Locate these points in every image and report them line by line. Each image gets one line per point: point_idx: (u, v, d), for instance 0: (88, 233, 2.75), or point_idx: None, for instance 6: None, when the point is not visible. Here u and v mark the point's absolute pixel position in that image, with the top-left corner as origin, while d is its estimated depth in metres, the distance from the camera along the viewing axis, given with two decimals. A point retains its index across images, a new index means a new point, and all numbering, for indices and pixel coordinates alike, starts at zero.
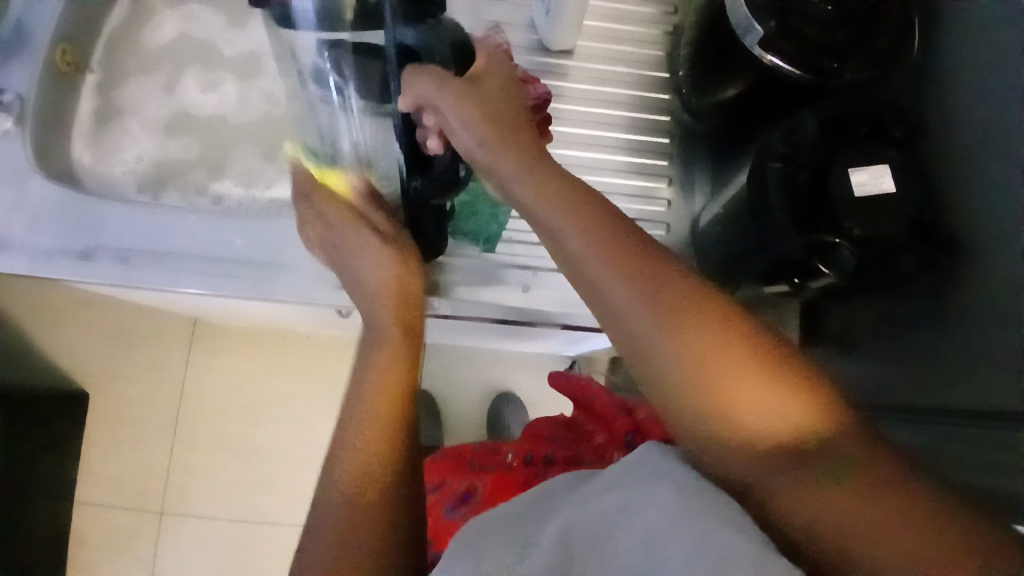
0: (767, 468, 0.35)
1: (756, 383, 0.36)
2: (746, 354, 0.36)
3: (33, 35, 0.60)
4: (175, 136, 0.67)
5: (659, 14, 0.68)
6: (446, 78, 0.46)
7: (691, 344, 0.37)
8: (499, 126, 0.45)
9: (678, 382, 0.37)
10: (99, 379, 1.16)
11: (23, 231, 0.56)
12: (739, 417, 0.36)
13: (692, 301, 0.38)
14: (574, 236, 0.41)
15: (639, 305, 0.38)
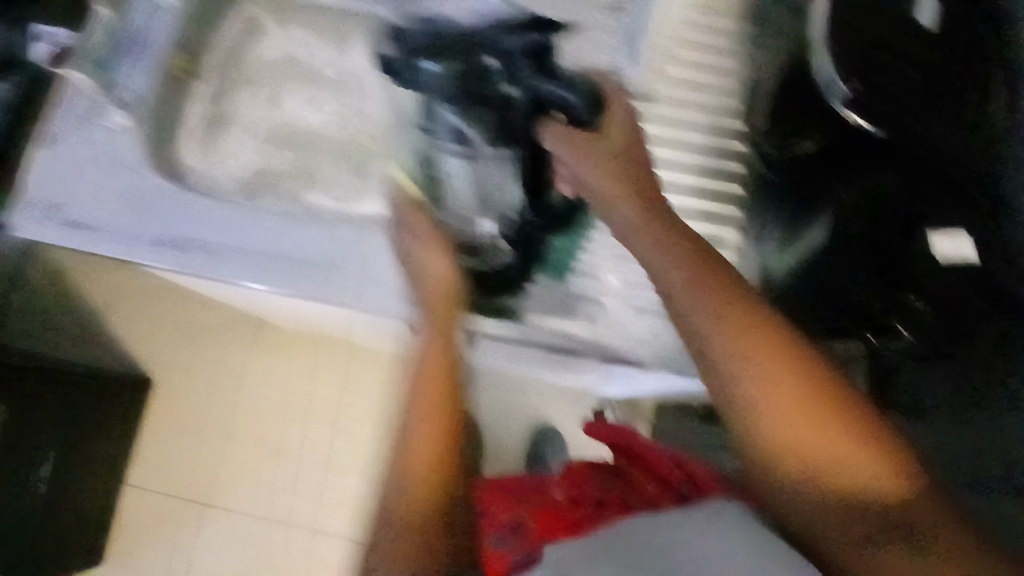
0: (801, 499, 0.37)
1: (827, 437, 0.36)
2: (821, 404, 0.37)
3: (154, 42, 0.65)
4: (275, 149, 0.71)
5: (740, 67, 0.70)
6: (579, 138, 0.50)
7: (743, 370, 0.38)
8: (613, 172, 0.49)
9: (748, 423, 0.38)
10: (162, 371, 1.22)
11: (128, 220, 0.62)
12: (778, 447, 0.37)
13: (761, 337, 0.39)
14: (671, 270, 0.43)
15: (722, 341, 0.40)
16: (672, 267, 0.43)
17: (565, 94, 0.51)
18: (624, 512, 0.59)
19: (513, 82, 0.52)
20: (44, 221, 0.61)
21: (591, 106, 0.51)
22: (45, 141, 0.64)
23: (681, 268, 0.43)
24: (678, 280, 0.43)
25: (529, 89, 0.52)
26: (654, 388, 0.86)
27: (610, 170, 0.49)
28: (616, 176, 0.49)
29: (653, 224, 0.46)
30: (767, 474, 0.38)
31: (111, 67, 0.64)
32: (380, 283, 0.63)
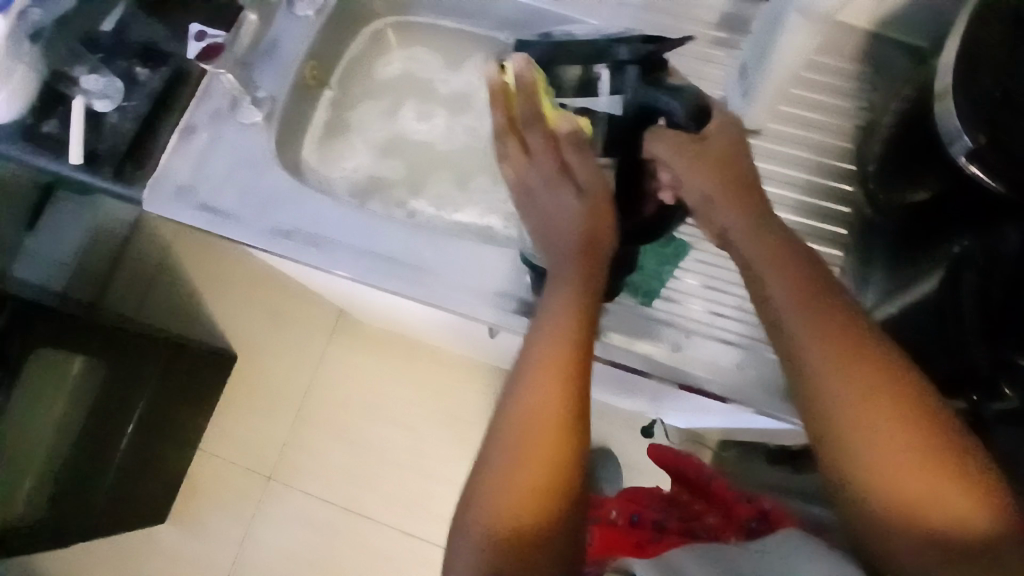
0: (876, 491, 0.43)
1: (909, 449, 0.42)
2: (906, 421, 0.43)
3: (288, 50, 0.72)
4: (388, 159, 0.77)
5: (852, 108, 0.70)
6: (682, 143, 0.56)
7: (837, 383, 0.45)
8: (723, 182, 0.55)
9: (839, 426, 0.45)
10: (252, 348, 1.36)
11: (243, 210, 0.67)
12: (865, 442, 0.43)
13: (859, 359, 0.45)
14: (781, 292, 0.49)
15: (822, 356, 0.46)
16: (771, 267, 0.50)
17: (671, 103, 0.60)
18: (687, 534, 0.65)
19: (625, 89, 0.64)
20: (175, 202, 0.66)
21: (695, 119, 0.59)
22: (181, 131, 0.69)
23: (779, 270, 0.50)
24: (779, 283, 0.49)
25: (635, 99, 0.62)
26: (722, 422, 0.85)
27: (710, 174, 0.55)
28: (733, 188, 0.54)
29: (768, 243, 0.52)
30: (844, 464, 0.44)
31: (255, 71, 0.71)
32: (470, 289, 0.65)
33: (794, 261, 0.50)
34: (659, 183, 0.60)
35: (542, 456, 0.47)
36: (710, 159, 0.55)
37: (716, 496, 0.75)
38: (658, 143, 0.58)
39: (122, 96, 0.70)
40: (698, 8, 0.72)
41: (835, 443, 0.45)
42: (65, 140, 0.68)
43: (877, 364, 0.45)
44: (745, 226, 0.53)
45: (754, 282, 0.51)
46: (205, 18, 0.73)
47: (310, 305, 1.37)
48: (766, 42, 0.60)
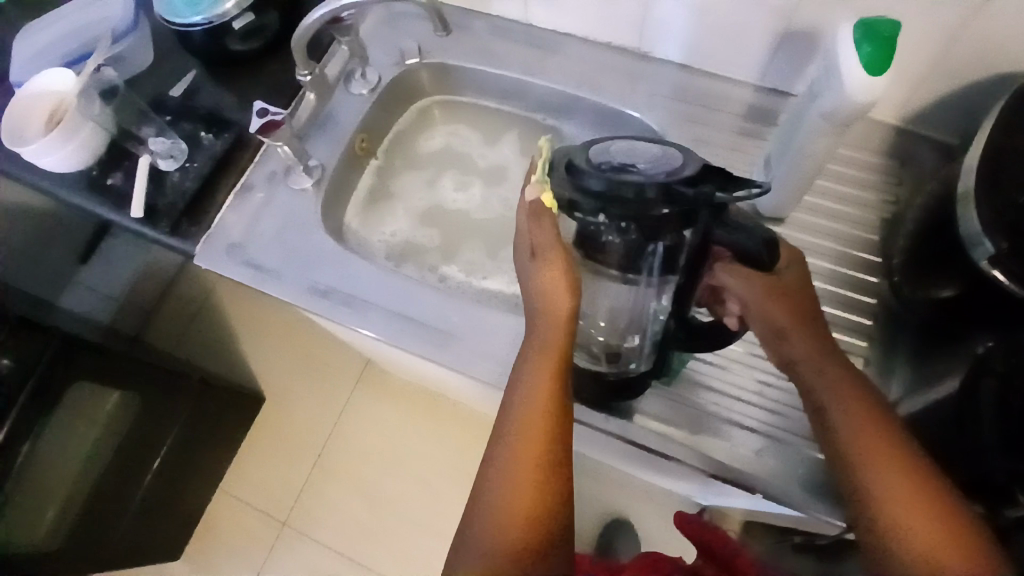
0: (887, 537, 0.47)
1: (914, 504, 0.47)
2: (913, 481, 0.48)
3: (342, 124, 0.78)
4: (425, 226, 0.82)
5: (878, 201, 0.71)
6: (752, 277, 0.58)
7: (856, 439, 0.51)
8: (786, 314, 0.58)
9: (856, 476, 0.50)
10: (280, 391, 1.39)
11: (287, 268, 0.71)
12: (882, 498, 0.48)
13: (874, 424, 0.51)
14: (810, 369, 0.56)
15: (844, 419, 0.52)
16: (807, 360, 0.57)
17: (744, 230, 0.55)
18: None
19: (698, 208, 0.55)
20: (225, 257, 0.71)
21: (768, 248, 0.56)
22: (239, 191, 0.76)
23: (816, 363, 0.56)
24: (813, 371, 0.56)
25: (705, 228, 0.50)
26: (740, 505, 0.84)
27: (778, 309, 0.58)
28: (792, 315, 0.58)
29: (809, 343, 0.57)
30: (864, 512, 0.49)
31: (310, 141, 0.77)
32: (495, 358, 0.67)
33: (832, 358, 0.56)
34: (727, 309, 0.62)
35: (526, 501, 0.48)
36: (776, 293, 0.59)
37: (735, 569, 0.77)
38: (733, 280, 0.59)
39: (185, 156, 0.75)
40: (728, 99, 0.75)
41: (858, 499, 0.50)
42: (128, 193, 0.74)
43: (889, 431, 0.51)
44: (799, 336, 0.58)
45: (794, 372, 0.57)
46: (268, 90, 0.80)
47: (338, 353, 1.41)
48: (789, 138, 0.63)
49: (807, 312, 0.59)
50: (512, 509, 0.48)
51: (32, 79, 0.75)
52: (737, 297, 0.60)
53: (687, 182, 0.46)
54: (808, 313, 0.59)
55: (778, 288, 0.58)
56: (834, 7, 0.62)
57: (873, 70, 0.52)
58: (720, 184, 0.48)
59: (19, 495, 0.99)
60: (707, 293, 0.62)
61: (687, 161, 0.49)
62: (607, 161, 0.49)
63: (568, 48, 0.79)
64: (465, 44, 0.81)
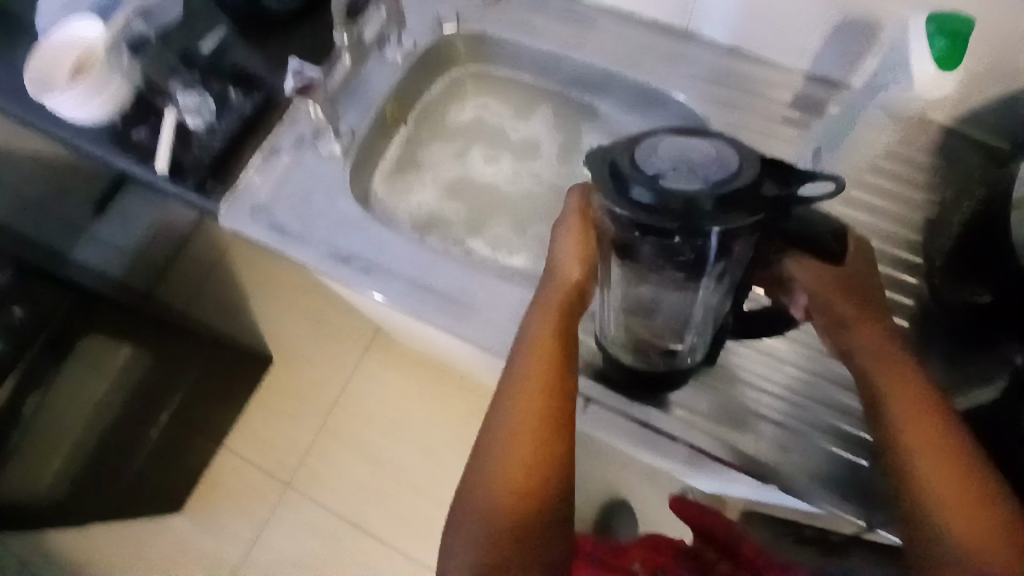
0: (932, 527, 0.48)
1: (964, 499, 0.47)
2: (965, 476, 0.48)
3: (375, 90, 0.76)
4: (452, 199, 0.81)
5: (919, 199, 0.70)
6: (824, 272, 0.53)
7: (913, 430, 0.50)
8: (847, 304, 0.54)
9: (909, 465, 0.50)
10: (289, 354, 1.39)
11: (312, 233, 0.70)
12: (928, 482, 0.49)
13: (933, 417, 0.51)
14: (867, 357, 0.54)
15: (902, 407, 0.51)
16: (867, 347, 0.54)
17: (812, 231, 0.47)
18: None
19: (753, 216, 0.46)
20: (248, 218, 0.70)
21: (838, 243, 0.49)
22: (265, 153, 0.74)
23: (875, 351, 0.54)
24: (870, 358, 0.54)
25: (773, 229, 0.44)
26: (749, 496, 0.84)
27: (841, 301, 0.54)
28: (855, 306, 0.54)
29: (872, 333, 0.54)
30: (911, 500, 0.49)
31: (341, 106, 0.75)
32: (520, 337, 0.67)
33: (892, 345, 0.54)
34: (790, 300, 0.56)
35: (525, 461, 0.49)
36: (841, 286, 0.54)
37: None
38: (799, 274, 0.53)
39: (213, 115, 0.74)
40: (773, 86, 0.73)
41: (904, 482, 0.50)
42: (153, 148, 0.73)
43: (945, 425, 0.50)
44: (862, 327, 0.55)
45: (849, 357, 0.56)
46: (300, 51, 0.78)
47: (349, 321, 1.41)
48: (844, 128, 0.61)
49: (869, 301, 0.55)
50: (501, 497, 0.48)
51: (62, 30, 0.74)
52: (804, 291, 0.54)
53: (752, 188, 0.41)
54: (869, 293, 0.55)
55: (846, 281, 0.54)
56: None
57: (946, 64, 0.51)
58: (783, 183, 0.43)
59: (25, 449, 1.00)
60: (769, 280, 0.56)
61: (743, 163, 0.42)
62: (656, 170, 0.42)
63: (610, 24, 0.77)
64: (503, 14, 0.79)
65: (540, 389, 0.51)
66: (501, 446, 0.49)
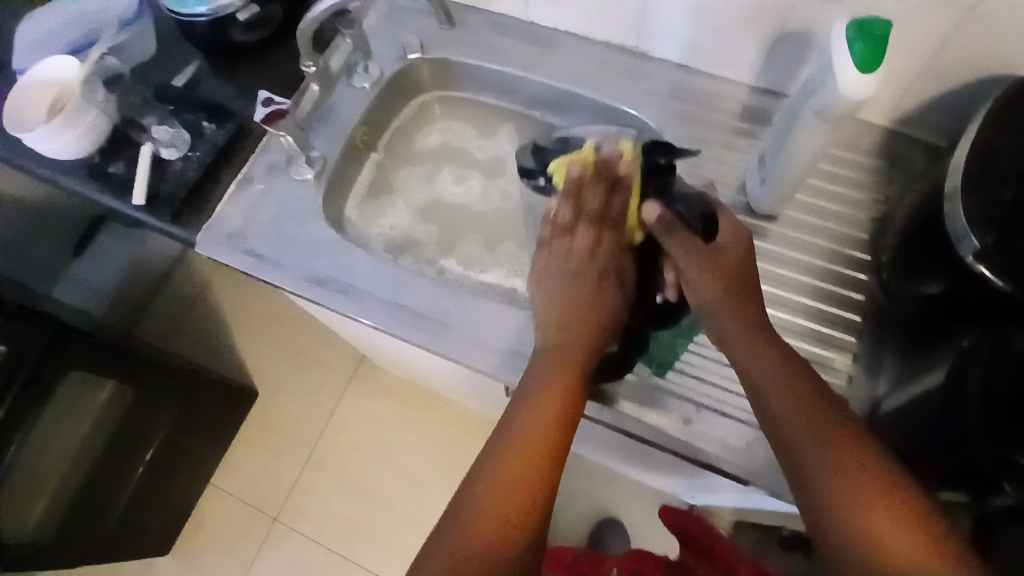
0: (828, 517, 0.48)
1: (854, 482, 0.48)
2: (850, 460, 0.49)
3: (344, 117, 0.79)
4: (424, 222, 0.83)
5: (869, 200, 0.73)
6: (692, 245, 0.61)
7: (795, 422, 0.52)
8: (721, 290, 0.60)
9: (799, 456, 0.51)
10: (272, 386, 1.39)
11: (288, 260, 0.72)
12: (818, 468, 0.50)
13: (813, 409, 0.52)
14: (741, 348, 0.57)
15: (780, 398, 0.54)
16: (738, 342, 0.58)
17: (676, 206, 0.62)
18: None
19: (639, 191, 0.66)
20: (223, 245, 0.72)
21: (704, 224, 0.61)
22: (238, 182, 0.76)
23: (748, 347, 0.57)
24: (746, 356, 0.57)
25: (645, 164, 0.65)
26: (731, 500, 0.86)
27: (714, 284, 0.60)
28: (728, 293, 0.60)
29: (737, 319, 0.59)
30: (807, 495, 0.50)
31: (312, 133, 0.78)
32: (491, 346, 0.68)
33: (764, 340, 0.57)
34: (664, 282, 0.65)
35: (540, 464, 0.53)
36: (714, 266, 0.60)
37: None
38: (673, 247, 0.61)
39: (187, 146, 0.76)
40: (723, 101, 0.77)
41: (797, 479, 0.51)
42: (129, 180, 0.75)
43: (828, 416, 0.52)
44: (723, 304, 0.59)
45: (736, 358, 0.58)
46: (270, 81, 0.81)
47: (332, 348, 1.42)
48: (784, 138, 0.63)
49: (747, 287, 0.61)
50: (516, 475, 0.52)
51: (39, 68, 0.77)
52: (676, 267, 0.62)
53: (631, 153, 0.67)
54: (748, 288, 0.60)
55: (714, 261, 0.60)
56: (827, 10, 0.64)
57: (866, 67, 0.54)
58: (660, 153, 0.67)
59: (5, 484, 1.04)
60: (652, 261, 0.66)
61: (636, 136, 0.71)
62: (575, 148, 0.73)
63: (570, 46, 0.81)
64: (465, 40, 0.82)
65: (561, 394, 0.57)
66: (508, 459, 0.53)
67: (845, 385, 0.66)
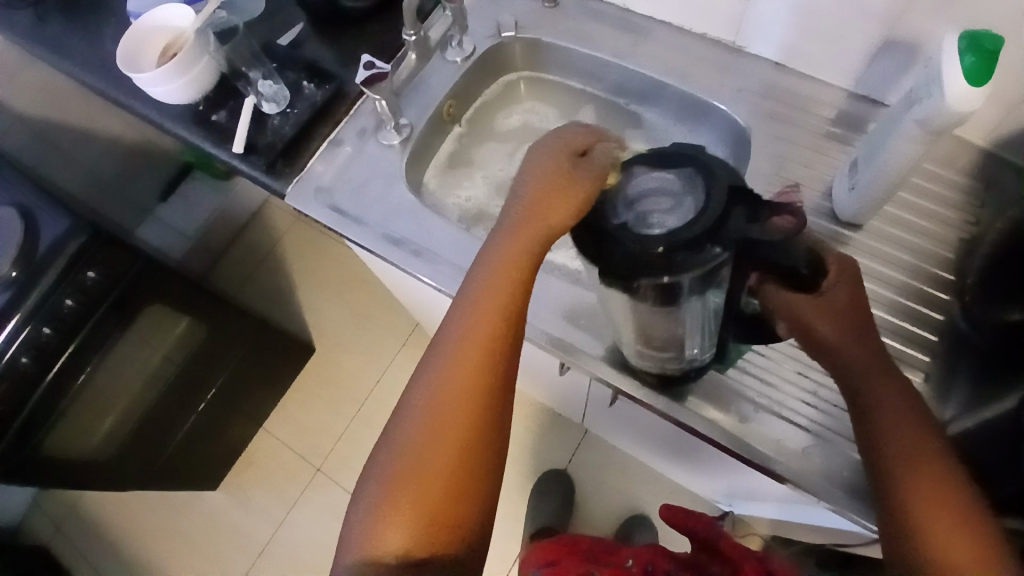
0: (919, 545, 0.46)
1: (953, 517, 0.46)
2: (949, 494, 0.46)
3: (435, 89, 0.82)
4: (499, 198, 0.87)
5: (959, 220, 0.71)
6: (798, 294, 0.52)
7: (900, 447, 0.48)
8: (839, 329, 0.52)
9: (898, 480, 0.48)
10: (331, 342, 1.46)
11: (368, 218, 0.76)
12: (915, 494, 0.47)
13: (918, 433, 0.49)
14: (854, 359, 0.51)
15: (889, 419, 0.49)
16: (855, 361, 0.51)
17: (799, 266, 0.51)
18: None
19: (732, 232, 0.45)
20: (312, 199, 0.76)
21: (813, 269, 0.52)
22: (329, 143, 0.80)
23: (864, 366, 0.51)
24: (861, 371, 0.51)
25: (738, 239, 0.45)
26: (773, 508, 0.86)
27: (833, 329, 0.52)
28: (842, 328, 0.52)
29: (859, 347, 0.52)
30: (900, 520, 0.47)
31: (403, 101, 0.81)
32: (555, 324, 0.70)
33: (881, 360, 0.51)
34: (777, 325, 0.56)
35: (450, 428, 0.50)
36: (827, 314, 0.52)
37: (724, 553, 0.80)
38: (778, 298, 0.53)
39: (286, 103, 0.80)
40: (816, 104, 0.76)
41: (888, 498, 0.49)
42: (230, 130, 0.80)
43: (932, 447, 0.48)
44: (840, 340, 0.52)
45: (847, 379, 0.52)
46: (369, 47, 0.84)
47: (389, 313, 1.47)
48: (879, 146, 0.62)
49: (861, 324, 0.52)
50: (437, 445, 0.50)
51: (151, 13, 0.81)
52: (782, 316, 0.54)
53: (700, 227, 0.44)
54: (863, 323, 0.52)
55: (828, 306, 0.52)
56: (935, 20, 0.62)
57: (975, 81, 0.53)
58: (749, 210, 0.45)
59: (76, 411, 1.00)
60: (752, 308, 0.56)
61: (712, 195, 0.45)
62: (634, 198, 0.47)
63: (664, 37, 0.81)
64: (559, 24, 0.84)
65: (486, 339, 0.51)
66: (422, 425, 0.51)
67: None
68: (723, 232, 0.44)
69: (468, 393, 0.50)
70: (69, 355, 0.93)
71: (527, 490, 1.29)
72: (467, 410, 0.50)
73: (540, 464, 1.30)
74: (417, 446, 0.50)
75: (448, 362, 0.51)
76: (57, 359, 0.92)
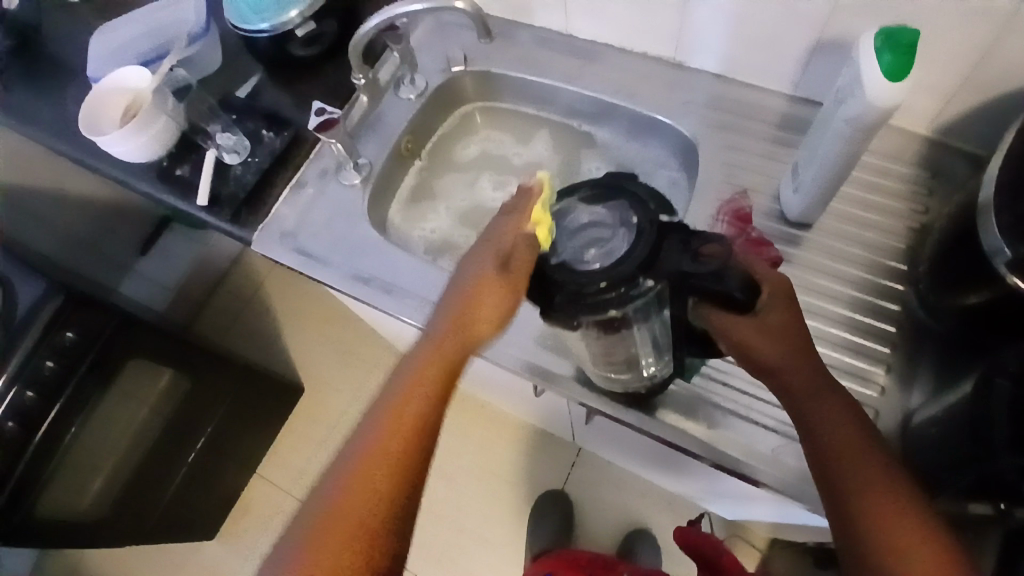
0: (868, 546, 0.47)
1: (900, 517, 0.47)
2: (894, 495, 0.48)
3: (391, 127, 0.84)
4: (463, 226, 0.88)
5: (908, 211, 0.73)
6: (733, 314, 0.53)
7: (844, 454, 0.50)
8: (778, 347, 0.52)
9: (844, 485, 0.49)
10: (318, 382, 1.46)
11: (333, 259, 0.77)
12: (863, 499, 0.48)
13: (860, 441, 0.50)
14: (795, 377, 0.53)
15: (832, 430, 0.51)
16: (796, 378, 0.53)
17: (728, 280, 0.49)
18: None
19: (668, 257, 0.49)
20: (278, 244, 0.77)
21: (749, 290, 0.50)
22: (292, 187, 0.81)
23: (804, 383, 0.52)
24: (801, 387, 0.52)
25: (672, 274, 0.48)
26: (764, 511, 0.86)
27: (774, 346, 0.52)
28: (780, 346, 0.52)
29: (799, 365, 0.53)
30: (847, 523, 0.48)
31: (360, 141, 0.83)
32: (524, 347, 0.70)
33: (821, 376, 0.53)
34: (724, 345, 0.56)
35: (395, 446, 0.47)
36: (763, 333, 0.52)
37: None
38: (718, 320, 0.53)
39: (247, 152, 0.82)
40: (759, 110, 0.78)
41: (837, 503, 0.49)
42: (193, 183, 0.81)
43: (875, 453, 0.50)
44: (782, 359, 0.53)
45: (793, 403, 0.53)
46: (323, 92, 0.86)
47: (373, 348, 1.47)
48: (816, 147, 0.64)
49: (801, 342, 0.53)
50: (380, 458, 0.46)
51: (108, 76, 0.83)
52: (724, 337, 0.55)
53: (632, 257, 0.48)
54: (802, 341, 0.53)
55: (765, 327, 0.52)
56: (859, 21, 0.64)
57: (894, 77, 0.55)
58: (678, 245, 0.49)
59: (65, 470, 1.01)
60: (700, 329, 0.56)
61: (642, 237, 0.49)
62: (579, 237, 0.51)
63: (608, 57, 0.83)
64: (506, 53, 0.86)
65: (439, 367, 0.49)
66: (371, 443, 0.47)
67: (880, 396, 0.65)
68: (661, 262, 0.48)
69: (418, 418, 0.48)
70: (54, 414, 0.94)
71: (526, 513, 1.28)
72: (381, 491, 0.46)
73: (536, 485, 1.30)
74: (362, 466, 0.46)
75: (359, 465, 0.46)
76: (42, 420, 0.93)
